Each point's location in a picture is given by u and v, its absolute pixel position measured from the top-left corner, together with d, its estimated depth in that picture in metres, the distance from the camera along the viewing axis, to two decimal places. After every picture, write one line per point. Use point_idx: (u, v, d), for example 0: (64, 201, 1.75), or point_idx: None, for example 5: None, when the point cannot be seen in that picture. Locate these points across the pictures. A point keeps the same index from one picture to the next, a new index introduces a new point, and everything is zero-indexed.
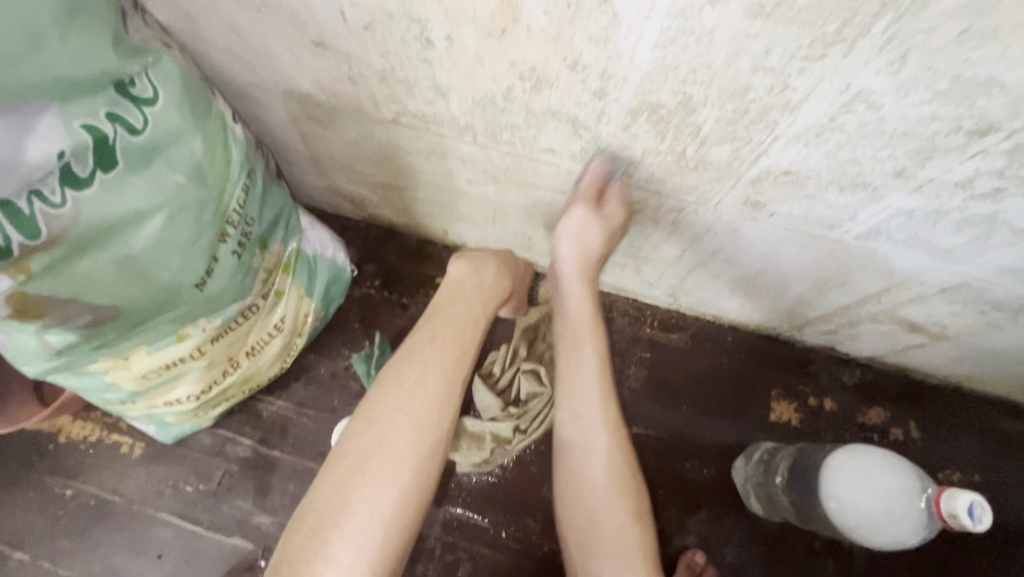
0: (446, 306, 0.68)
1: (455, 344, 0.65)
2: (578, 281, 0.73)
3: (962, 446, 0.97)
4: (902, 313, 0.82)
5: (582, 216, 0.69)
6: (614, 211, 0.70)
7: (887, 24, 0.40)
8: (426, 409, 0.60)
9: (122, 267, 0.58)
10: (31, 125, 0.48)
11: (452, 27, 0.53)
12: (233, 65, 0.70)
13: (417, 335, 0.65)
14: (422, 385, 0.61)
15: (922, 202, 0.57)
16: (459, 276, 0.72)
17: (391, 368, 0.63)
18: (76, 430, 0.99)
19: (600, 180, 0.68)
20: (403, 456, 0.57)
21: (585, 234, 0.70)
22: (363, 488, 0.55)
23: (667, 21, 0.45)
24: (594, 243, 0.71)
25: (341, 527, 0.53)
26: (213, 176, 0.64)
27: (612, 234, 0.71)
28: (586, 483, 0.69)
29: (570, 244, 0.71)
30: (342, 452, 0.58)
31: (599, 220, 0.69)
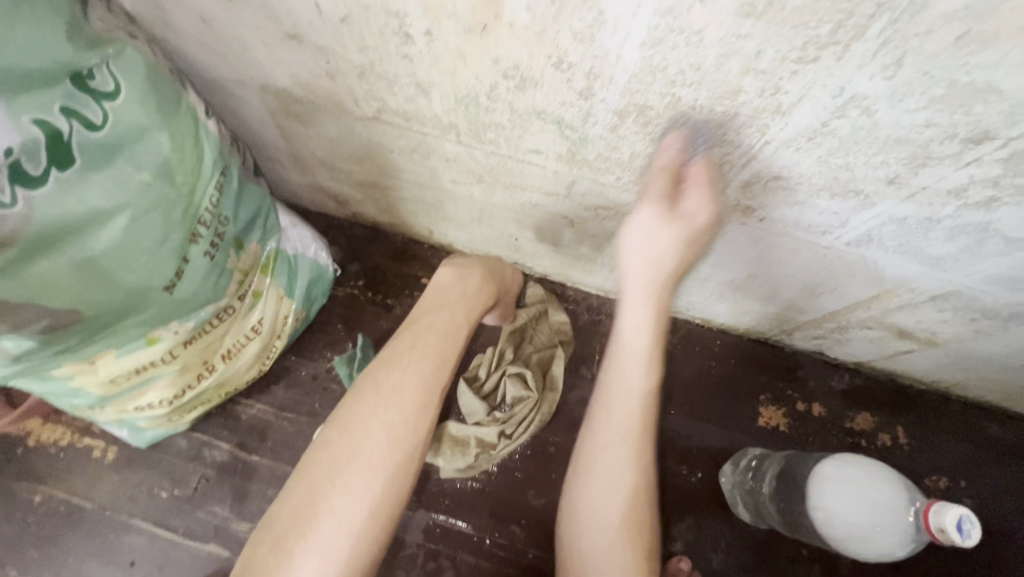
0: (428, 313, 0.65)
1: (435, 352, 0.62)
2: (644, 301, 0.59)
3: (950, 452, 0.97)
4: (892, 320, 0.81)
5: (651, 216, 0.55)
6: (695, 208, 0.55)
7: (883, 26, 0.38)
8: (402, 419, 0.57)
9: (84, 270, 0.55)
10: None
11: (432, 22, 0.51)
12: (206, 57, 0.67)
13: (396, 343, 0.62)
14: (398, 394, 0.58)
15: (915, 209, 0.56)
16: (446, 282, 0.69)
17: (367, 375, 0.60)
18: (46, 433, 0.95)
19: (676, 164, 0.56)
20: (375, 467, 0.55)
21: (652, 241, 0.56)
22: (332, 498, 0.53)
23: (655, 19, 0.43)
24: (664, 255, 0.57)
25: (307, 539, 0.51)
26: (181, 174, 0.61)
27: (691, 241, 0.56)
28: (596, 522, 0.61)
29: (632, 255, 0.58)
30: (313, 461, 0.55)
31: (672, 224, 0.55)
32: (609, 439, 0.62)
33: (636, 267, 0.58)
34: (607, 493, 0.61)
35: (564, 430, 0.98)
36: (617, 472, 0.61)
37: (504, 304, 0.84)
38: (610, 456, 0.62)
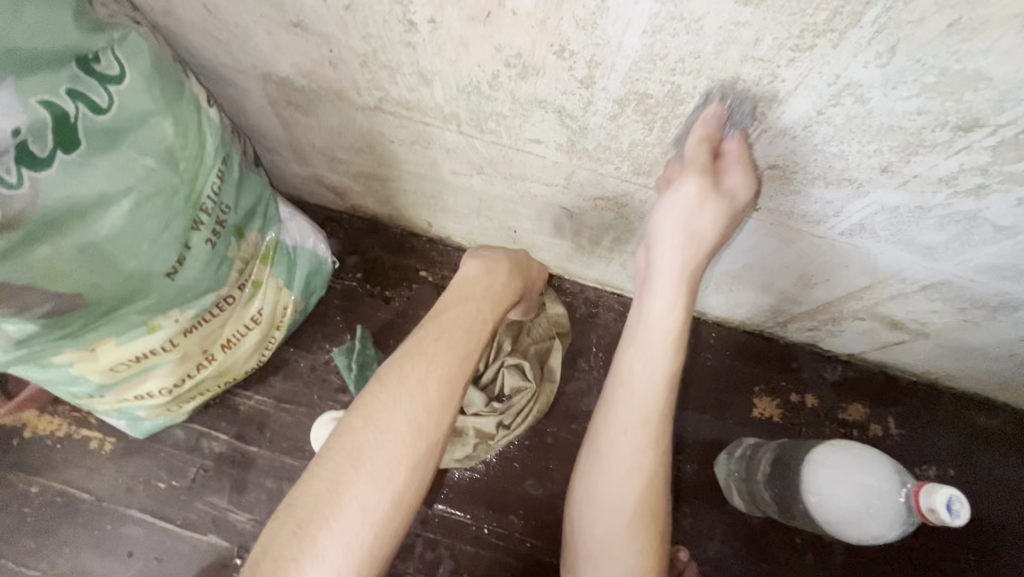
0: (455, 305, 0.66)
1: (461, 345, 0.63)
2: (675, 288, 0.59)
3: (939, 442, 0.99)
4: (884, 310, 0.82)
5: (695, 192, 0.55)
6: (736, 182, 0.56)
7: (877, 14, 0.40)
8: (427, 410, 0.57)
9: (87, 253, 0.55)
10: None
11: (436, 9, 0.51)
12: (208, 45, 0.67)
13: (423, 332, 0.63)
14: (424, 385, 0.58)
15: (906, 198, 0.57)
16: (473, 276, 0.70)
17: (393, 364, 0.60)
18: (43, 424, 0.95)
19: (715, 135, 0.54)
20: (399, 457, 0.55)
21: (695, 216, 0.56)
22: (357, 485, 0.52)
23: (656, 7, 0.44)
24: (707, 232, 0.57)
25: (331, 523, 0.51)
26: (184, 160, 0.61)
27: (731, 217, 0.57)
28: (613, 504, 0.58)
29: (669, 232, 0.58)
30: (336, 448, 0.55)
31: (718, 200, 0.56)
32: (628, 423, 0.59)
33: (671, 244, 0.58)
34: (622, 475, 0.58)
35: (562, 421, 0.99)
36: (635, 457, 0.58)
37: (528, 301, 0.85)
38: (629, 440, 0.59)
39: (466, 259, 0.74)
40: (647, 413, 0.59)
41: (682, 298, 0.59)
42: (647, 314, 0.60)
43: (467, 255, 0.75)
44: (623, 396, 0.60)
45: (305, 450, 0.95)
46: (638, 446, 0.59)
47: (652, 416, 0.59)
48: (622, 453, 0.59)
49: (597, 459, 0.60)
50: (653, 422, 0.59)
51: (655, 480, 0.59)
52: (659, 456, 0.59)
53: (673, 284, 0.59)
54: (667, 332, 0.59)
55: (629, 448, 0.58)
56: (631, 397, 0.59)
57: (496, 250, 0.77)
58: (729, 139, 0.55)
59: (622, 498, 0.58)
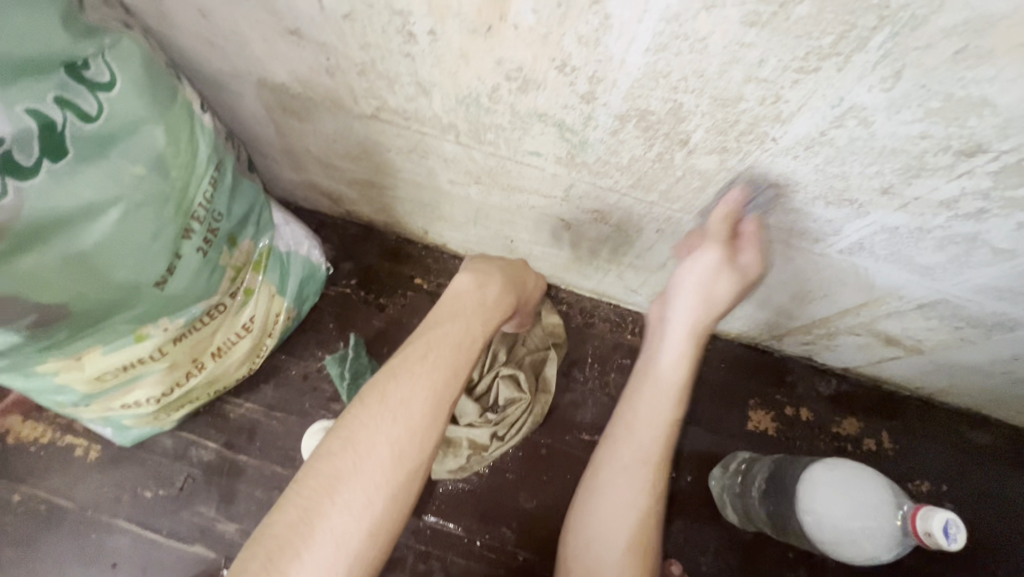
0: (444, 322, 0.65)
1: (448, 364, 0.62)
2: (687, 336, 0.66)
3: (932, 457, 0.99)
4: (880, 326, 0.82)
5: (713, 261, 0.63)
6: (750, 261, 0.63)
7: (884, 39, 0.39)
8: (410, 433, 0.56)
9: (73, 264, 0.54)
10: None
11: (436, 21, 0.50)
12: (203, 50, 0.66)
13: (409, 350, 0.61)
14: (407, 408, 0.57)
15: (907, 219, 0.57)
16: (464, 289, 0.69)
17: (374, 385, 0.58)
18: (26, 431, 0.93)
19: (735, 214, 0.61)
20: (377, 485, 0.54)
21: (712, 283, 0.63)
22: (332, 515, 0.51)
23: (660, 25, 0.43)
24: (721, 296, 0.64)
25: (304, 555, 0.49)
26: (176, 168, 0.60)
27: (742, 284, 0.64)
28: (606, 539, 0.63)
29: (688, 288, 0.65)
30: (313, 472, 0.54)
31: (732, 272, 0.63)
32: (627, 462, 0.66)
33: (689, 298, 0.65)
34: (620, 510, 0.64)
35: (556, 432, 0.98)
36: (631, 493, 0.65)
37: (522, 313, 0.84)
38: (626, 479, 0.65)
39: (461, 271, 0.73)
40: (648, 456, 0.65)
41: (683, 351, 0.67)
42: (653, 364, 0.68)
43: (462, 267, 0.74)
44: (624, 433, 0.67)
45: (295, 460, 0.94)
46: (635, 485, 0.65)
47: (654, 458, 0.65)
48: (621, 489, 0.65)
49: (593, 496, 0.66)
50: (653, 466, 0.65)
51: (649, 519, 0.64)
52: (656, 493, 0.65)
53: (681, 338, 0.67)
54: (670, 382, 0.66)
55: (629, 488, 0.65)
56: (634, 437, 0.66)
57: (492, 263, 0.76)
58: (748, 217, 0.62)
59: (618, 530, 0.63)
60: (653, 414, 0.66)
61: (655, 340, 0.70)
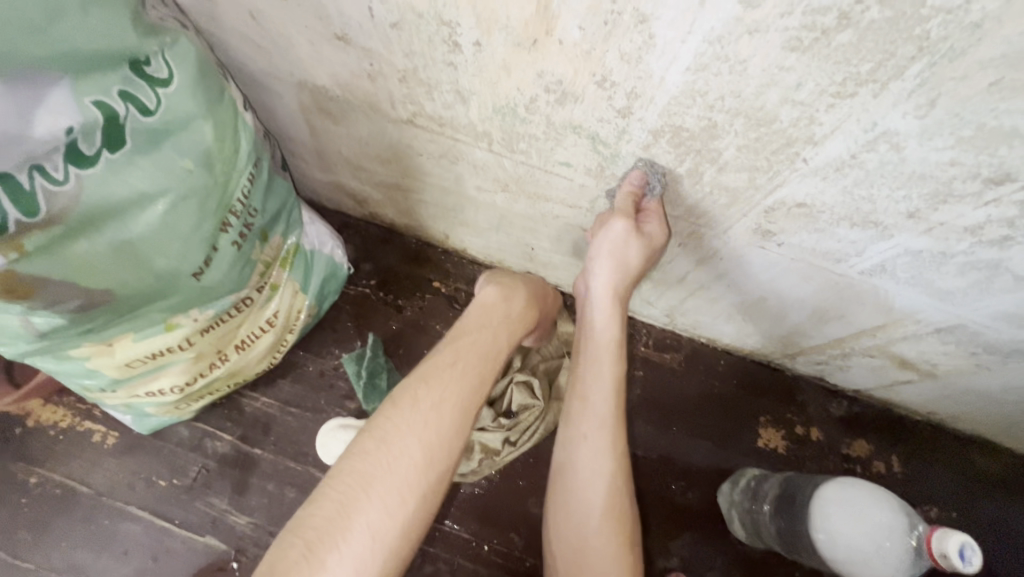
0: (472, 332, 0.67)
1: (474, 372, 0.64)
2: (610, 301, 0.68)
3: (941, 482, 0.99)
4: (895, 349, 0.83)
5: (622, 230, 0.64)
6: (655, 228, 0.65)
7: (921, 68, 0.41)
8: (438, 438, 0.58)
9: (119, 251, 0.56)
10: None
11: (483, 33, 0.52)
12: (249, 51, 0.68)
13: (438, 358, 0.63)
14: (437, 413, 0.59)
15: (930, 243, 0.58)
16: (492, 301, 0.71)
17: (405, 388, 0.60)
18: (46, 414, 0.94)
19: (638, 193, 0.64)
20: (409, 483, 0.55)
21: (623, 249, 0.65)
22: (368, 511, 0.52)
23: (703, 46, 0.45)
24: (633, 260, 0.65)
25: (341, 547, 0.50)
26: (221, 164, 0.62)
27: (651, 251, 0.66)
28: (585, 508, 0.64)
29: (604, 260, 0.66)
30: (347, 469, 0.55)
31: (640, 239, 0.64)
32: (590, 428, 0.65)
33: (606, 267, 0.66)
34: (589, 477, 0.65)
35: None
36: (598, 459, 0.65)
37: (541, 329, 0.86)
38: (590, 445, 0.65)
39: (485, 284, 0.75)
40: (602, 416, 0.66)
41: (612, 309, 0.68)
42: (593, 330, 0.68)
43: (486, 280, 0.77)
44: (580, 407, 0.66)
45: (309, 456, 0.95)
46: (600, 450, 0.65)
47: (608, 421, 0.66)
48: (588, 457, 0.65)
49: (564, 471, 0.66)
50: (610, 425, 0.65)
51: (618, 477, 0.65)
52: (620, 455, 0.65)
53: (608, 303, 0.68)
54: (609, 344, 0.68)
55: (591, 451, 0.65)
56: (590, 404, 0.66)
57: (514, 276, 0.78)
58: (648, 199, 0.66)
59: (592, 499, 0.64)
60: (602, 384, 0.66)
61: (585, 311, 0.70)
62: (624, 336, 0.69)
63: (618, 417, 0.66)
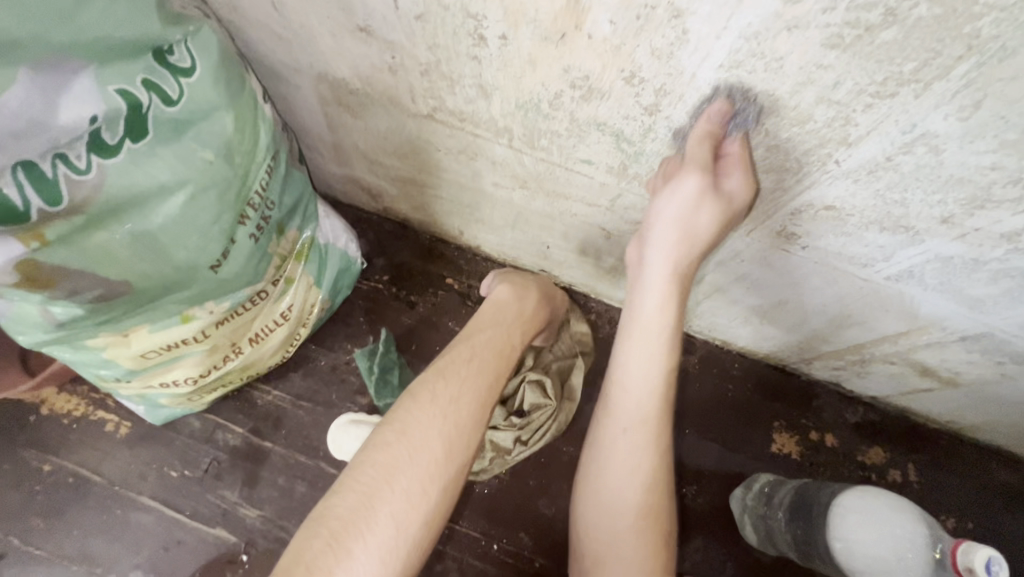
0: (487, 329, 0.67)
1: (491, 367, 0.64)
2: (667, 280, 0.58)
3: (959, 493, 0.97)
4: (918, 357, 0.81)
5: (694, 189, 0.53)
6: (735, 185, 0.54)
7: (967, 69, 0.39)
8: (457, 432, 0.58)
9: (138, 241, 0.55)
10: (1, 86, 0.42)
11: (510, 26, 0.51)
12: (269, 42, 0.68)
13: (455, 353, 0.63)
14: (457, 406, 0.59)
15: (962, 249, 0.57)
16: (504, 300, 0.72)
17: (423, 382, 0.60)
18: (60, 403, 0.95)
19: (717, 133, 0.52)
20: (431, 475, 0.55)
21: (693, 213, 0.54)
22: (392, 501, 0.52)
23: (738, 43, 0.44)
24: (703, 229, 0.55)
25: (365, 536, 0.50)
26: (240, 156, 0.61)
27: (729, 219, 0.55)
28: (615, 504, 0.60)
29: (668, 225, 0.56)
30: (369, 460, 0.54)
31: (716, 200, 0.53)
32: (629, 422, 0.61)
33: (670, 232, 0.56)
34: (623, 472, 0.60)
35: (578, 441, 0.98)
36: (637, 454, 0.60)
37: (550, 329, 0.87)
38: (632, 438, 0.60)
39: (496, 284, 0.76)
40: (644, 412, 0.60)
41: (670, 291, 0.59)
42: (638, 315, 0.60)
43: (498, 280, 0.78)
44: (619, 394, 0.61)
45: (319, 450, 0.94)
46: (640, 445, 0.60)
47: (652, 417, 0.60)
48: (626, 452, 0.60)
49: (595, 462, 0.63)
50: (652, 422, 0.60)
51: (656, 477, 0.60)
52: (658, 453, 0.61)
53: (664, 284, 0.58)
54: (658, 335, 0.59)
55: (629, 448, 0.60)
56: (628, 397, 0.60)
57: (526, 275, 0.80)
58: (730, 139, 0.53)
59: (625, 491, 0.60)
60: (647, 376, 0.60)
61: (632, 291, 0.61)
62: (680, 323, 0.60)
63: (662, 411, 0.61)
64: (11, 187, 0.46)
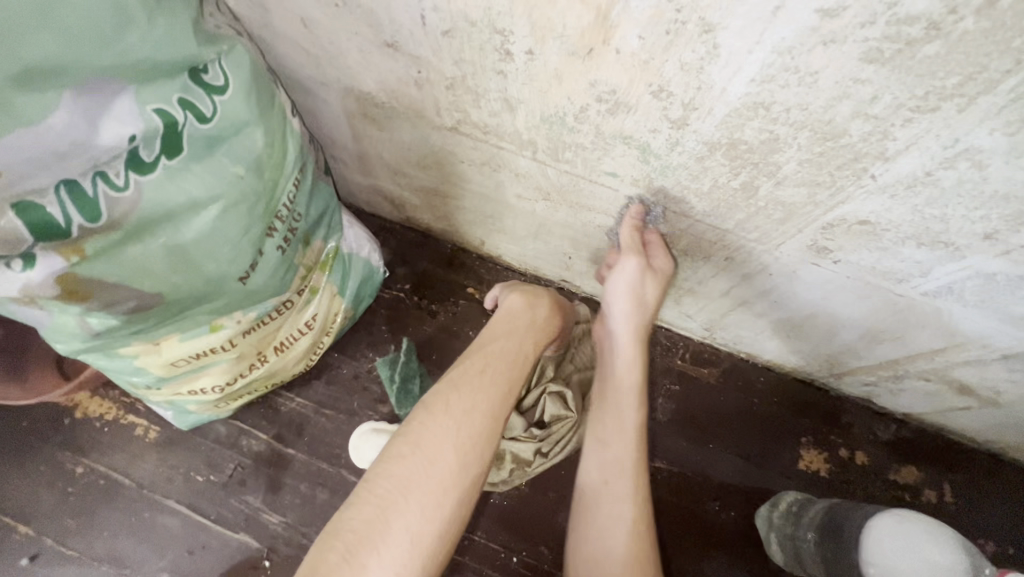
0: (501, 338, 0.66)
1: (505, 377, 0.63)
2: (632, 341, 0.72)
3: (999, 516, 0.93)
4: (955, 374, 0.78)
5: (636, 267, 0.69)
6: (661, 261, 0.71)
7: (1015, 83, 0.38)
8: (472, 444, 0.57)
9: (172, 254, 0.57)
10: (48, 108, 0.44)
11: (536, 42, 0.51)
12: (298, 58, 0.69)
13: (468, 363, 0.63)
14: (470, 418, 0.58)
15: (1005, 266, 0.55)
16: (517, 307, 0.71)
17: (437, 393, 0.59)
18: (93, 406, 0.97)
19: (639, 227, 0.70)
20: (445, 488, 0.54)
21: (640, 286, 0.70)
22: (405, 516, 0.52)
23: (771, 57, 0.43)
24: (648, 297, 0.71)
25: (381, 550, 0.50)
26: (270, 170, 0.62)
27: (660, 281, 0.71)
28: (603, 552, 0.63)
29: (624, 297, 0.71)
30: (385, 473, 0.54)
31: (653, 275, 0.70)
32: (610, 478, 0.67)
33: (625, 302, 0.71)
34: (611, 523, 0.64)
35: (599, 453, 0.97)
36: (621, 505, 0.65)
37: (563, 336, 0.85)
38: (611, 492, 0.66)
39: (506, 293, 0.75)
40: (624, 465, 0.68)
41: (636, 356, 0.72)
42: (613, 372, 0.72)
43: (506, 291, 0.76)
44: (602, 451, 0.70)
45: (341, 458, 0.95)
46: (619, 497, 0.66)
47: (631, 472, 0.67)
48: (612, 504, 0.66)
49: (585, 515, 0.67)
50: (633, 473, 0.67)
51: (642, 529, 0.64)
52: (640, 505, 0.66)
53: (629, 346, 0.72)
54: (632, 388, 0.70)
55: (613, 498, 0.66)
56: (609, 453, 0.69)
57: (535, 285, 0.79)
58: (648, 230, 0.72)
59: (613, 537, 0.63)
60: (627, 421, 0.69)
61: (606, 355, 0.75)
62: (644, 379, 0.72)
63: (641, 465, 0.68)
64: (54, 206, 0.48)
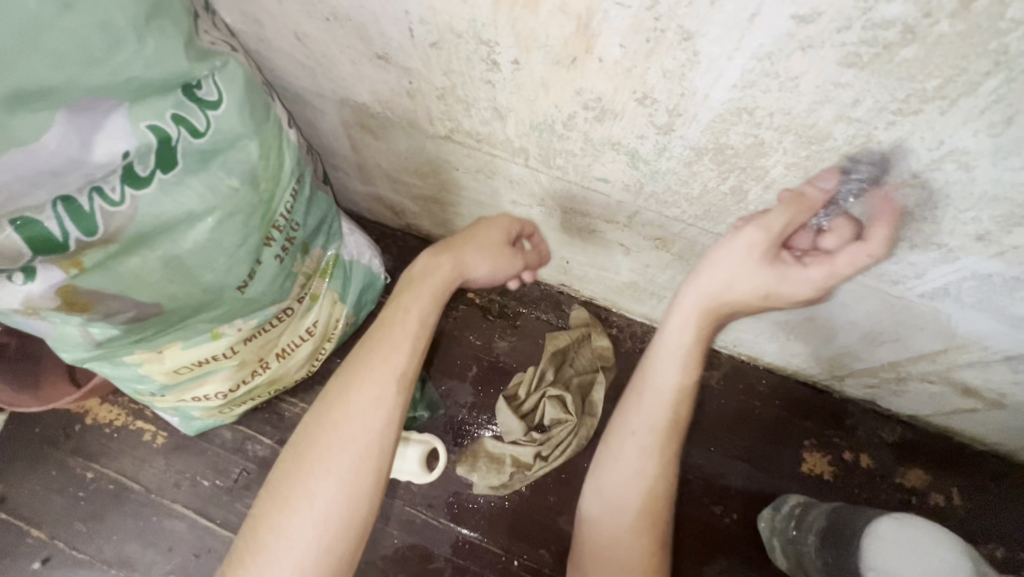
0: (395, 315, 0.64)
1: (398, 361, 0.62)
2: (697, 312, 0.61)
3: (1009, 520, 0.92)
4: (958, 376, 0.77)
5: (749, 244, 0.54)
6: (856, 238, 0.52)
7: (995, 85, 0.38)
8: (358, 438, 0.58)
9: (169, 266, 0.58)
10: (42, 129, 0.45)
11: (522, 51, 0.52)
12: (294, 70, 0.70)
13: (360, 352, 0.62)
14: (355, 410, 0.59)
15: (1001, 267, 0.54)
16: (417, 274, 0.67)
17: (329, 390, 0.61)
18: (103, 413, 1.00)
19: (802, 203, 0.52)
20: (333, 486, 0.56)
21: (783, 278, 0.54)
22: (298, 517, 0.55)
23: (751, 63, 0.43)
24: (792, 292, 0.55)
25: (277, 542, 0.55)
26: (265, 182, 0.63)
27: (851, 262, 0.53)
28: (616, 505, 0.64)
29: (725, 266, 0.57)
30: (281, 476, 0.58)
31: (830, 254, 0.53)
32: (639, 430, 0.65)
33: (722, 274, 0.58)
34: (625, 479, 0.65)
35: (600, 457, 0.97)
36: (640, 461, 0.64)
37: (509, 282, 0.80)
38: (635, 446, 0.65)
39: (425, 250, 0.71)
40: (654, 421, 0.65)
41: (693, 322, 0.62)
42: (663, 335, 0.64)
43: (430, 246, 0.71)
44: (637, 402, 0.66)
45: None
46: (643, 452, 0.64)
47: (662, 428, 0.64)
48: (632, 459, 0.65)
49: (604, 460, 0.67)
50: (662, 430, 0.64)
51: (659, 485, 0.64)
52: (663, 462, 0.64)
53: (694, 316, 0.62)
54: (678, 353, 0.63)
55: (635, 450, 0.65)
56: (644, 406, 0.65)
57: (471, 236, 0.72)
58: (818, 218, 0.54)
59: (623, 493, 0.64)
60: (669, 379, 0.64)
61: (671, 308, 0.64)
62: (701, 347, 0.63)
63: (675, 425, 0.64)
64: (52, 222, 0.50)
